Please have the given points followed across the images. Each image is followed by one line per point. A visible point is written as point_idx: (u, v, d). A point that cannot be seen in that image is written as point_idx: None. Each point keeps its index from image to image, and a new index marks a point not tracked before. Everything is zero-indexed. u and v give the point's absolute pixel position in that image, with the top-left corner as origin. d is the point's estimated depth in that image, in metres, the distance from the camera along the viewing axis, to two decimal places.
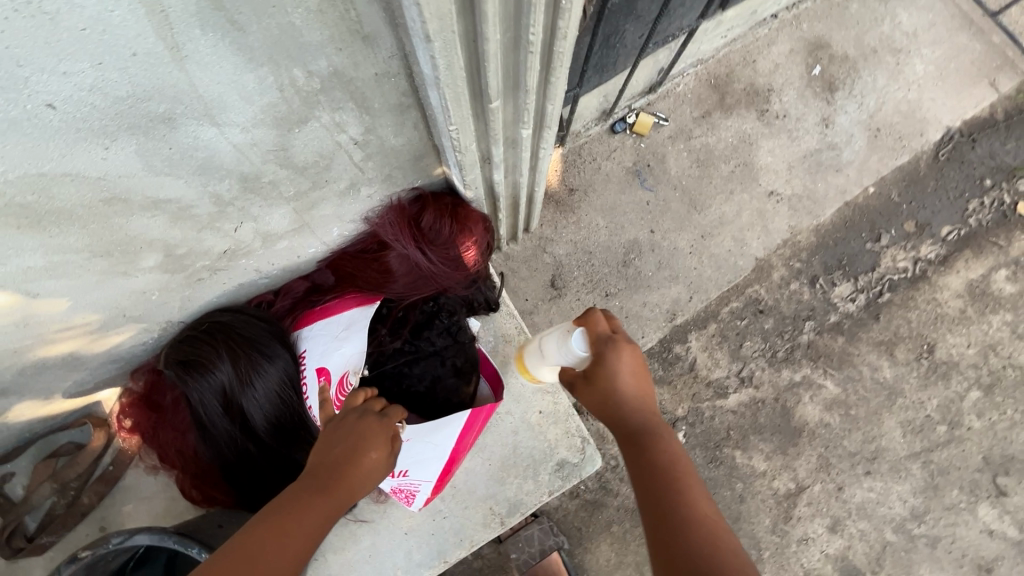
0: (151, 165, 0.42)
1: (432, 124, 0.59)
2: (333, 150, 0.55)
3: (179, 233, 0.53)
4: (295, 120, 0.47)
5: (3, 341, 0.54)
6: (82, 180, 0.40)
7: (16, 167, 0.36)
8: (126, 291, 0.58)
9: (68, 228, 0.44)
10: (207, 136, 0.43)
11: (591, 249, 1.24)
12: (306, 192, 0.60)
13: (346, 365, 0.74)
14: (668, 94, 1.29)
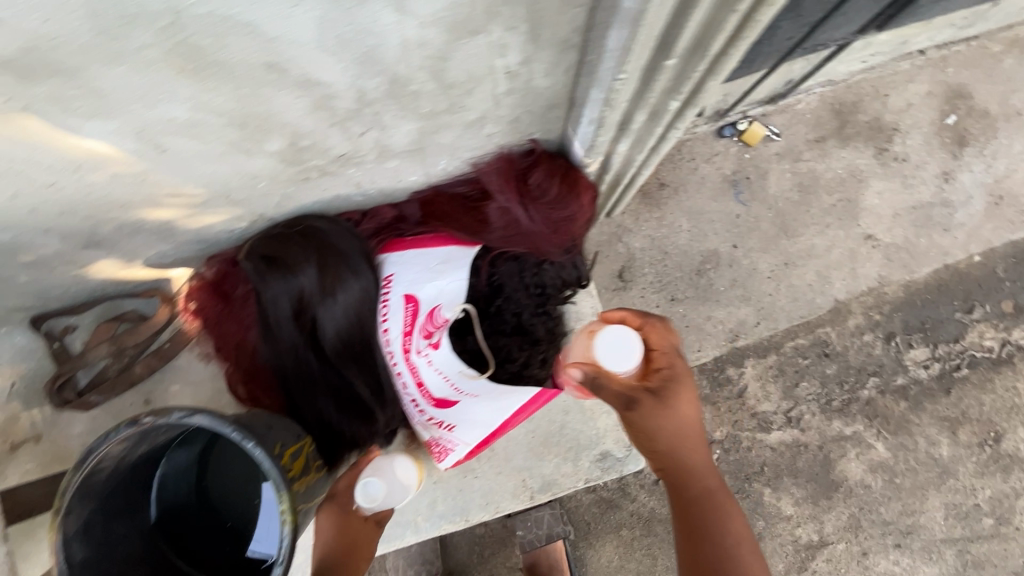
0: (324, 40, 0.40)
1: (586, 71, 0.55)
2: (483, 75, 0.52)
3: (311, 123, 0.51)
4: (468, 29, 0.44)
5: (117, 193, 0.53)
6: (256, 37, 0.37)
7: (205, 3, 0.33)
8: (241, 171, 0.56)
9: (223, 87, 0.42)
10: (388, 21, 0.40)
11: (667, 249, 1.19)
12: (439, 113, 0.57)
13: (437, 298, 0.70)
14: (786, 109, 1.22)
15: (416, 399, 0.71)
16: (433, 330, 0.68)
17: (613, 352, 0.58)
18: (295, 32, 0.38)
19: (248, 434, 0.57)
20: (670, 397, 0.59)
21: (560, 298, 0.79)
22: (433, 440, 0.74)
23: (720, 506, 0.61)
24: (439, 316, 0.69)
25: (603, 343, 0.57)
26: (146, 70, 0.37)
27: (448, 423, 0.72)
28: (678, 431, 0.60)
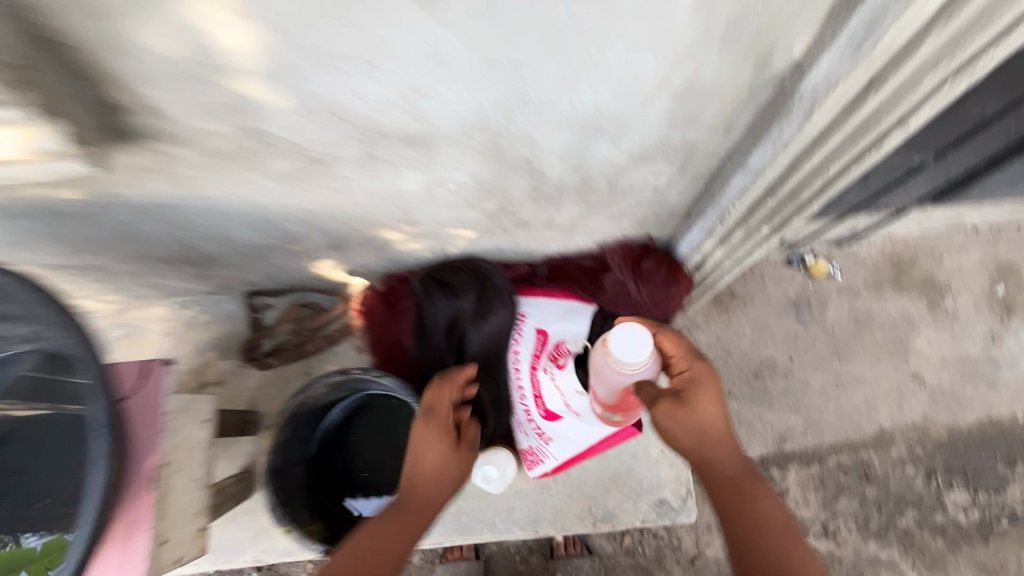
0: (563, 151, 0.65)
1: (708, 195, 0.79)
2: (638, 186, 0.77)
3: (520, 195, 0.77)
4: (644, 158, 0.69)
5: (379, 215, 0.79)
6: (530, 143, 0.63)
7: (518, 125, 0.59)
8: (458, 216, 0.82)
9: (491, 165, 0.67)
10: (603, 147, 0.65)
11: (730, 349, 1.36)
12: (597, 204, 0.82)
13: (562, 335, 0.90)
14: (850, 252, 1.41)
15: (529, 408, 0.88)
16: (558, 356, 0.86)
17: (631, 351, 0.62)
18: (551, 144, 0.64)
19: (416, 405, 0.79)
20: (695, 400, 0.68)
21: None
22: (530, 447, 0.90)
23: (750, 494, 0.68)
24: (565, 347, 0.87)
25: (622, 346, 0.62)
26: (462, 151, 0.63)
27: (547, 435, 0.88)
28: (703, 427, 0.69)
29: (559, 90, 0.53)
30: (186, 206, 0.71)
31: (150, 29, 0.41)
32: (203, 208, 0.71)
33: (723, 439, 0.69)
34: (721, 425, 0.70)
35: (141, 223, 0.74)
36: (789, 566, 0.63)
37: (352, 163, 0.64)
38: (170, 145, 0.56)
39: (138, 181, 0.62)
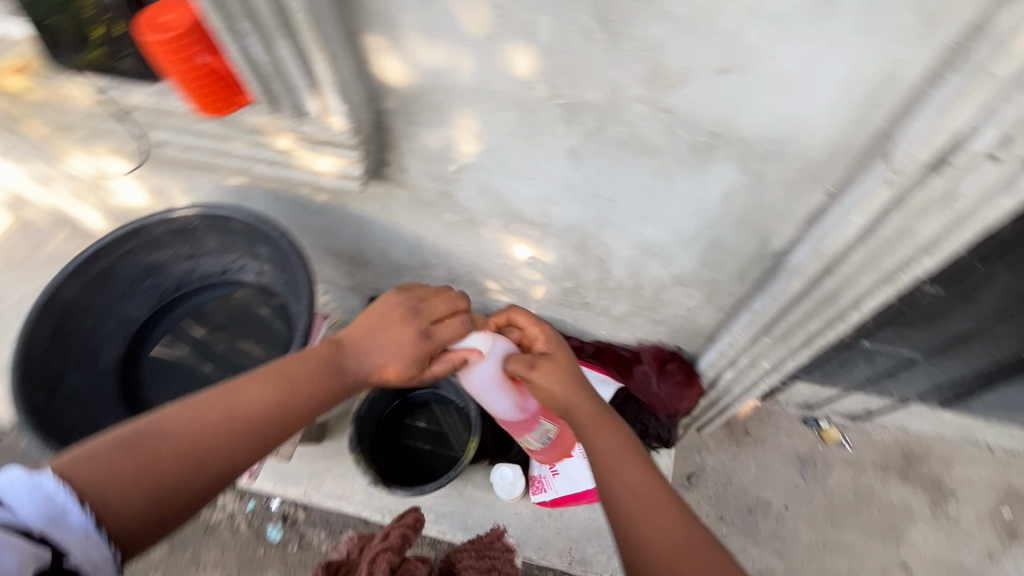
0: (626, 259, 0.97)
1: (725, 324, 1.06)
2: (675, 301, 1.05)
3: (589, 283, 1.08)
4: (680, 281, 0.99)
5: (490, 268, 1.13)
6: (606, 247, 0.95)
7: (602, 234, 0.92)
8: (541, 285, 1.14)
9: (577, 255, 1.00)
10: (654, 265, 0.96)
11: (732, 479, 1.51)
12: (643, 307, 1.11)
13: None
14: (862, 430, 1.56)
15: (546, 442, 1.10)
16: None
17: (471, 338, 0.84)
18: (619, 253, 0.96)
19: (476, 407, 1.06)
20: (554, 355, 0.84)
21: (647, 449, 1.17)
22: (538, 476, 1.12)
23: (606, 432, 0.76)
24: None
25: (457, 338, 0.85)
26: (561, 240, 0.97)
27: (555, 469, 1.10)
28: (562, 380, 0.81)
29: (631, 220, 0.86)
30: (377, 225, 1.09)
31: (429, 133, 0.80)
32: (387, 228, 1.09)
33: (575, 381, 0.80)
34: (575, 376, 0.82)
35: (343, 227, 1.13)
36: (628, 498, 0.69)
37: (491, 228, 0.99)
38: (396, 188, 0.95)
39: (364, 202, 1.01)
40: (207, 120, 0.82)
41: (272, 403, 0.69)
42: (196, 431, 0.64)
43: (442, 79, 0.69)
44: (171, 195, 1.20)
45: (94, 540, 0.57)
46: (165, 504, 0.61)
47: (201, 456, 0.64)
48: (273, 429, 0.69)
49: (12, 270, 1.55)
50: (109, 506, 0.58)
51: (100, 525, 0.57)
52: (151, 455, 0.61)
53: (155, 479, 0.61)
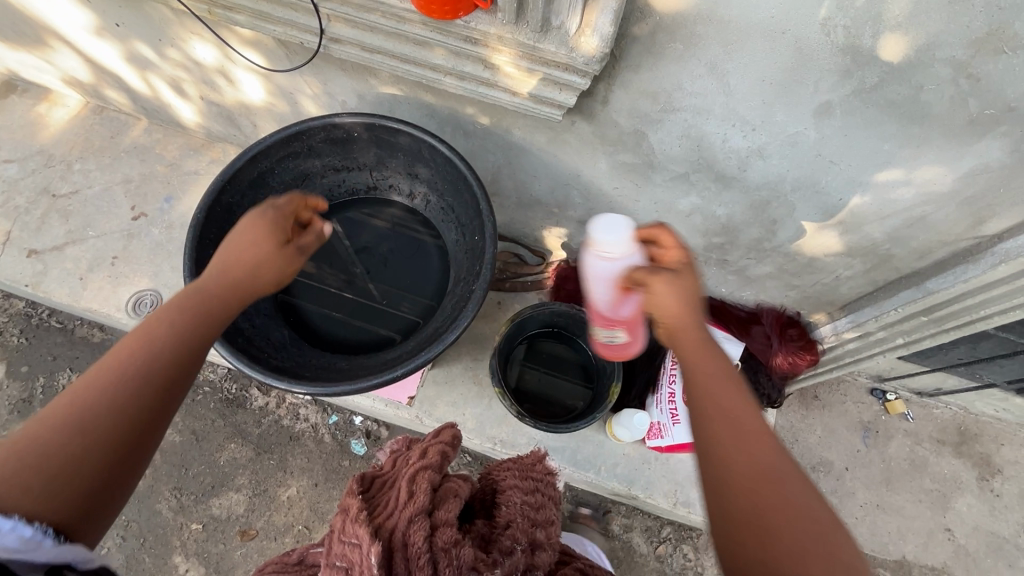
0: (803, 224, 0.94)
1: (873, 298, 1.06)
2: (827, 270, 1.05)
3: (743, 242, 1.06)
4: (848, 251, 0.97)
5: (637, 215, 1.10)
6: (789, 210, 0.92)
7: (793, 196, 0.89)
8: (685, 238, 1.11)
9: (748, 213, 0.97)
10: (831, 232, 0.94)
11: (799, 438, 1.58)
12: (787, 272, 1.10)
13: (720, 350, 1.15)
14: (925, 405, 1.63)
15: (674, 392, 1.12)
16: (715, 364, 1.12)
17: (605, 227, 0.70)
18: (799, 216, 0.93)
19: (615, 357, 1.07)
20: (679, 274, 0.66)
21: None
22: (656, 422, 1.15)
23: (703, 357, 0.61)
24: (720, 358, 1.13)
25: (598, 224, 0.71)
26: (741, 196, 0.93)
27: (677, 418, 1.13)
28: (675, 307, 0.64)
29: (839, 185, 0.83)
30: (532, 156, 1.03)
31: (663, 67, 0.73)
32: (542, 161, 1.03)
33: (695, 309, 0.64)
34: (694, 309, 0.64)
35: (491, 154, 1.07)
36: (719, 415, 0.57)
37: (667, 176, 0.95)
38: (582, 121, 0.89)
39: (534, 131, 0.95)
40: (419, 22, 0.74)
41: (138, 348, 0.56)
42: (66, 404, 0.52)
43: (723, 9, 0.63)
44: (298, 96, 1.11)
45: (10, 530, 0.46)
46: (67, 478, 0.50)
47: (85, 421, 0.52)
48: (150, 371, 0.56)
49: (88, 157, 1.45)
50: (16, 498, 0.47)
51: (11, 513, 0.47)
52: (30, 446, 0.49)
53: (40, 460, 0.49)
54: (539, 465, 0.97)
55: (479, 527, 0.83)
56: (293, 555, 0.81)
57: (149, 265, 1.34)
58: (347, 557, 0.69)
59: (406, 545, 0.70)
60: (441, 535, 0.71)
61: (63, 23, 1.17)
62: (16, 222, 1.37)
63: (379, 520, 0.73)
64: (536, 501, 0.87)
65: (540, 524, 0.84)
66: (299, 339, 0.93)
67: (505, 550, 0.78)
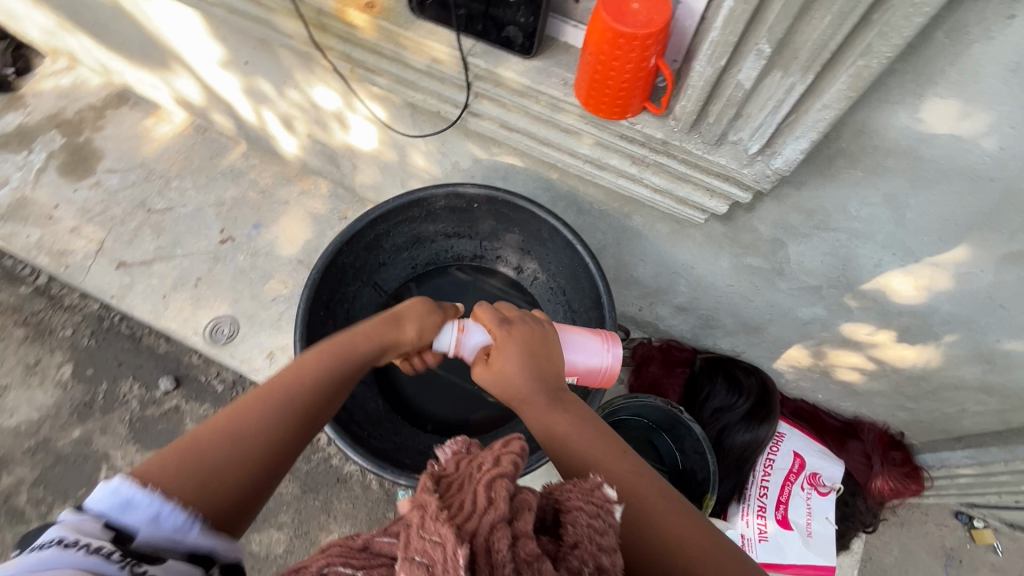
0: (943, 353, 0.86)
1: (1003, 436, 0.96)
2: (952, 399, 0.96)
3: (860, 357, 0.98)
4: (987, 387, 0.89)
5: (743, 312, 1.04)
6: (931, 337, 0.85)
7: (941, 326, 0.81)
8: (793, 342, 1.05)
9: (878, 332, 0.90)
10: (974, 366, 0.86)
11: (873, 557, 1.45)
12: (904, 392, 1.02)
13: (818, 468, 1.09)
14: (1016, 539, 1.48)
15: (767, 505, 1.07)
16: (812, 483, 1.08)
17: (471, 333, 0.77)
18: (939, 345, 0.86)
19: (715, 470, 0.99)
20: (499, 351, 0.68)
21: (852, 532, 1.11)
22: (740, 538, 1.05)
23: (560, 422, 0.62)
24: (821, 479, 1.08)
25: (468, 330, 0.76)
26: (876, 316, 0.86)
27: (766, 534, 1.04)
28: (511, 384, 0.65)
29: (1001, 326, 0.75)
30: (645, 241, 0.99)
31: (831, 189, 0.68)
32: (655, 248, 0.99)
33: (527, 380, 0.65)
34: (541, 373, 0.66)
35: (600, 232, 1.03)
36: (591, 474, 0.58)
37: (794, 283, 0.89)
38: (717, 221, 0.84)
39: (657, 221, 0.91)
40: (577, 114, 0.71)
41: (303, 385, 0.60)
42: (233, 416, 0.55)
43: (926, 148, 0.58)
44: (410, 150, 1.10)
45: (165, 516, 0.47)
46: (223, 476, 0.51)
47: (245, 439, 0.54)
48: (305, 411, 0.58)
49: (186, 175, 1.48)
50: (177, 488, 0.49)
51: (170, 499, 0.48)
52: (200, 452, 0.51)
53: (206, 465, 0.51)
54: (600, 492, 0.52)
55: (545, 540, 0.50)
56: (356, 540, 0.51)
57: (231, 290, 1.34)
58: (425, 558, 0.44)
59: (490, 553, 0.44)
60: (524, 546, 0.45)
61: (192, 53, 1.20)
62: (111, 232, 1.40)
63: (458, 519, 0.46)
64: (604, 523, 0.50)
65: (608, 550, 0.49)
66: (392, 412, 0.90)
67: (576, 572, 0.47)
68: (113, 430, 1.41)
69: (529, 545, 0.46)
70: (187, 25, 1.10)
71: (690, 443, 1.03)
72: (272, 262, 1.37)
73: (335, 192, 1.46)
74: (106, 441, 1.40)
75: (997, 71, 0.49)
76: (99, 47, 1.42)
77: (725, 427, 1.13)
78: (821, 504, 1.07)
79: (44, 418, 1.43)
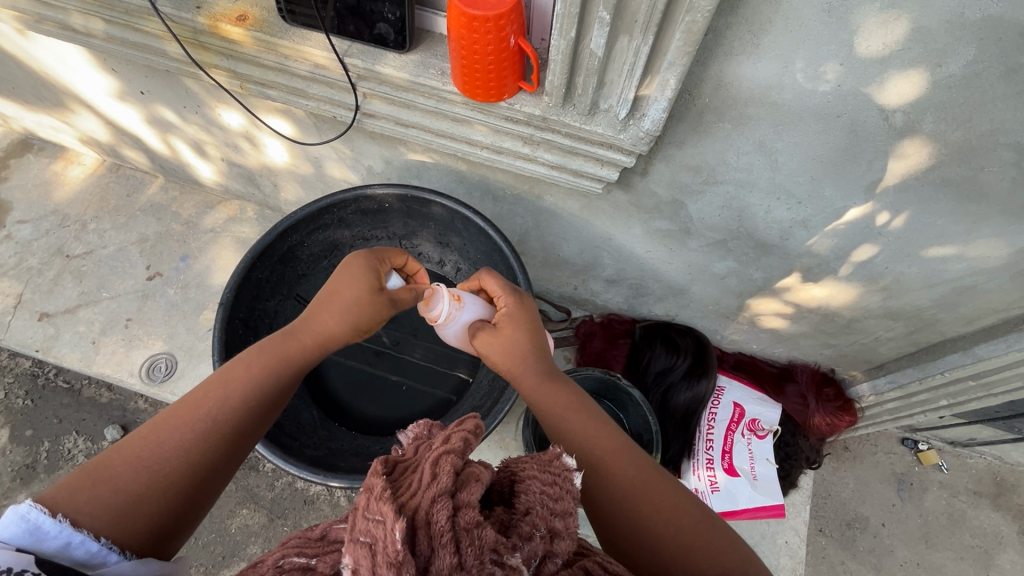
0: (844, 285, 0.92)
1: (916, 357, 1.03)
2: (865, 330, 1.02)
3: (777, 301, 1.03)
4: (890, 313, 0.95)
5: (667, 276, 1.08)
6: (830, 272, 0.90)
7: (835, 259, 0.87)
8: (717, 298, 1.09)
9: (786, 275, 0.95)
10: (874, 294, 0.91)
11: (832, 493, 1.52)
12: (824, 330, 1.07)
13: (757, 415, 1.14)
14: (959, 455, 1.57)
15: (713, 458, 1.10)
16: (753, 429, 1.12)
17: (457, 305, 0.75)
18: (840, 279, 0.91)
19: (657, 430, 1.02)
20: (503, 325, 0.71)
21: (797, 471, 1.16)
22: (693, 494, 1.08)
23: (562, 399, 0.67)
24: (761, 424, 1.12)
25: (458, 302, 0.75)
26: (780, 260, 0.91)
27: (716, 485, 1.08)
28: (517, 356, 0.69)
29: (885, 252, 0.81)
30: (562, 219, 1.02)
31: (709, 144, 0.72)
32: (573, 225, 1.01)
33: (532, 357, 0.69)
34: (544, 355, 0.71)
35: (519, 217, 1.05)
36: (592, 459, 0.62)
37: (701, 240, 0.93)
38: (619, 190, 0.87)
39: (567, 198, 0.94)
40: (461, 102, 0.73)
41: (225, 391, 0.59)
42: (148, 436, 0.55)
43: (776, 94, 0.62)
44: (324, 161, 1.10)
45: (79, 543, 0.49)
46: (135, 508, 0.53)
47: (150, 458, 0.54)
48: (221, 417, 0.58)
49: (104, 216, 1.43)
50: (88, 515, 0.51)
51: (82, 528, 0.50)
52: (109, 474, 0.53)
53: (114, 493, 0.52)
54: (558, 462, 0.56)
55: (498, 511, 0.53)
56: (313, 530, 0.55)
57: (164, 327, 1.31)
58: (368, 537, 0.45)
59: (431, 526, 0.45)
60: (464, 516, 0.46)
61: (86, 89, 1.17)
62: (29, 284, 1.35)
63: (401, 498, 0.47)
64: (559, 489, 0.53)
65: (561, 513, 0.52)
66: (329, 418, 0.90)
67: (524, 536, 0.50)
68: None
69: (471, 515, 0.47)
70: (74, 61, 1.08)
71: (633, 408, 1.06)
72: (204, 293, 1.35)
73: (262, 215, 1.44)
74: None
75: (814, 13, 0.53)
76: None
77: (668, 388, 1.17)
78: (763, 447, 1.11)
79: None
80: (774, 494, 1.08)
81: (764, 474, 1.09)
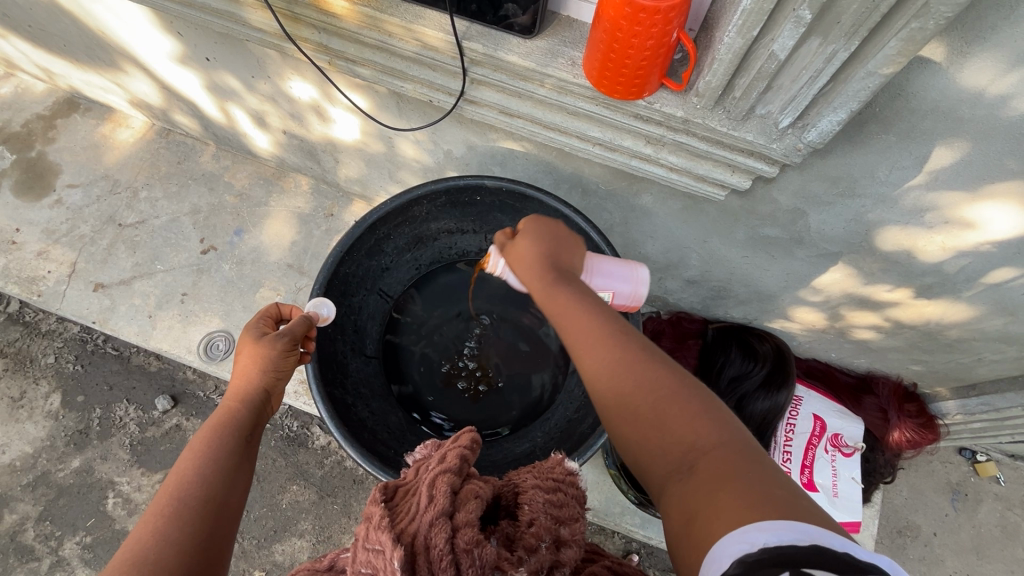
0: (966, 305, 0.85)
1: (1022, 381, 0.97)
2: (970, 350, 0.96)
3: (879, 316, 0.97)
4: (1007, 336, 0.89)
5: (757, 282, 1.02)
6: (955, 293, 0.83)
7: (967, 280, 0.80)
8: (808, 306, 1.03)
9: (899, 291, 0.88)
10: (1000, 317, 0.85)
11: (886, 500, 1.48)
12: (922, 347, 1.01)
13: (838, 430, 1.10)
14: None
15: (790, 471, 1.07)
16: (833, 444, 1.09)
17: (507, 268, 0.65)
18: (960, 298, 0.84)
19: None
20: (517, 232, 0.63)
21: (873, 485, 1.13)
22: None
23: (560, 298, 0.54)
24: (843, 441, 1.08)
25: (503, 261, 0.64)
26: (898, 275, 0.84)
27: None
28: (526, 252, 0.60)
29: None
30: (654, 219, 0.95)
31: (860, 156, 0.65)
32: (666, 225, 0.95)
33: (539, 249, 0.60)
34: (555, 253, 0.60)
35: (606, 213, 0.99)
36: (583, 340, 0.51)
37: (813, 251, 0.86)
38: (733, 195, 0.80)
39: (668, 198, 0.87)
40: (588, 96, 0.66)
41: (194, 458, 0.50)
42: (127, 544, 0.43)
43: (966, 109, 0.55)
44: (397, 140, 1.03)
45: None
46: None
47: (141, 550, 0.42)
48: (205, 483, 0.48)
49: (155, 183, 1.38)
50: None
51: None
52: None
53: None
54: (560, 467, 0.60)
55: (503, 525, 0.51)
56: (322, 562, 0.54)
57: (221, 303, 1.27)
58: (369, 567, 0.44)
59: (429, 550, 0.44)
60: (463, 535, 0.45)
61: (144, 51, 1.10)
62: (82, 252, 1.31)
63: (400, 525, 0.47)
64: (561, 496, 0.54)
65: (566, 520, 0.52)
66: (412, 422, 0.88)
67: (530, 549, 0.48)
68: (114, 455, 1.29)
69: (471, 533, 0.45)
70: (134, 20, 1.00)
71: None
72: (260, 269, 1.30)
73: (318, 188, 1.38)
74: (108, 468, 1.28)
75: None
76: (38, 51, 1.30)
77: (744, 396, 1.11)
78: (844, 465, 1.07)
79: (39, 451, 1.29)
80: (853, 512, 1.05)
81: (844, 492, 1.06)
